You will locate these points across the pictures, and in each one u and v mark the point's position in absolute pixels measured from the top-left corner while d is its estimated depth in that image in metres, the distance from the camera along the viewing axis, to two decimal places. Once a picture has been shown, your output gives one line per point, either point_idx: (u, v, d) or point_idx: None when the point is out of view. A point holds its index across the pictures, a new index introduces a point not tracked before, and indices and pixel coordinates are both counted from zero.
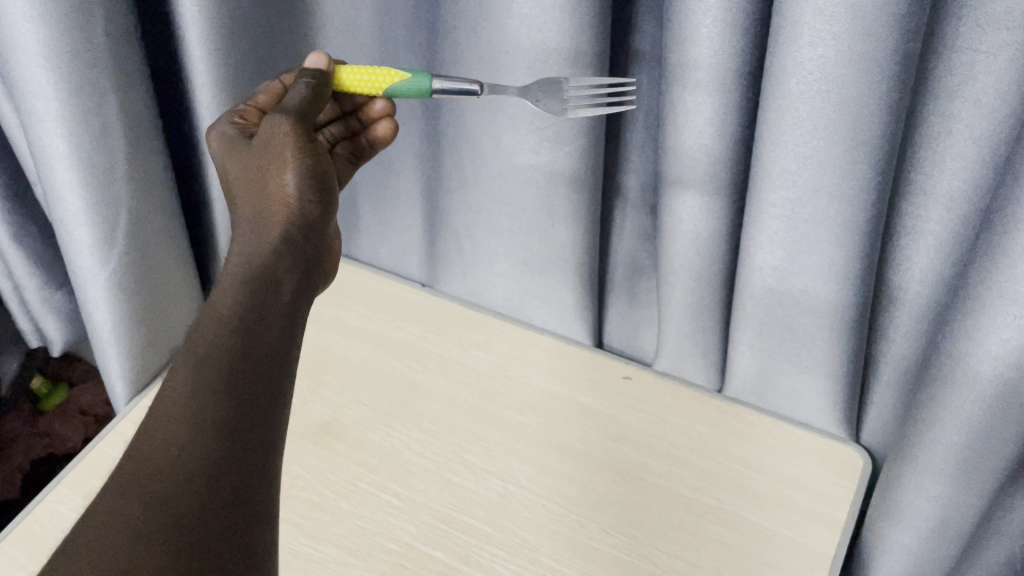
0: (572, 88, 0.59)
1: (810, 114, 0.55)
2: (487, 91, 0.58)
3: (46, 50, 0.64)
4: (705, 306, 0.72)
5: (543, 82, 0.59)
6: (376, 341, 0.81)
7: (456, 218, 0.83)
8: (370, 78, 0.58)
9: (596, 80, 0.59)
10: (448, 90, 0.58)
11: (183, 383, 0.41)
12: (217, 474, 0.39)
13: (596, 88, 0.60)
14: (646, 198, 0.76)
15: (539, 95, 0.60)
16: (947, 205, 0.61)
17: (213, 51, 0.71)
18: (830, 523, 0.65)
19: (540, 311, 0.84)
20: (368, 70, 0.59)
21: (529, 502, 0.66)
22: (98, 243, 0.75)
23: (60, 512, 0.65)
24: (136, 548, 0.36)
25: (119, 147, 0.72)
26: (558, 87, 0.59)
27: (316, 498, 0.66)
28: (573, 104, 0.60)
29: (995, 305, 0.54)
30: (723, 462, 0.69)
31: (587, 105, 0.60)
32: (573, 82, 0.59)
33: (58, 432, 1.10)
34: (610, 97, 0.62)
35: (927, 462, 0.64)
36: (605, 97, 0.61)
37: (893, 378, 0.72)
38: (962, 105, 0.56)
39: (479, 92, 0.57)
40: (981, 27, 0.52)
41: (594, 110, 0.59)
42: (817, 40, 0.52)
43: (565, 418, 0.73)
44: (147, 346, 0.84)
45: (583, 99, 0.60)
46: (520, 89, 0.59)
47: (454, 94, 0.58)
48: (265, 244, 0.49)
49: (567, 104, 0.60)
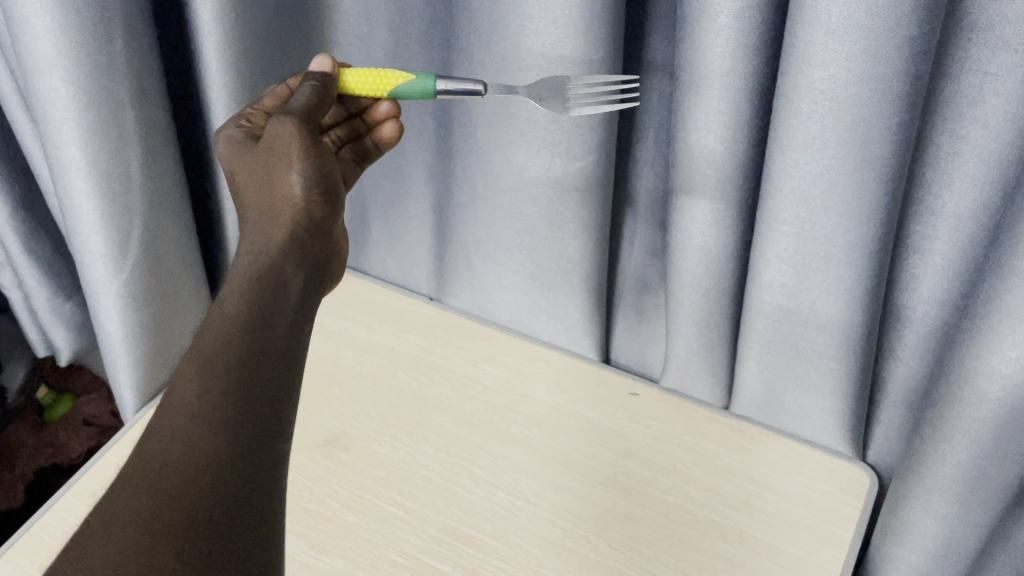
0: (574, 86, 0.60)
1: (821, 132, 0.56)
2: (491, 91, 0.59)
3: (65, 60, 0.65)
4: (713, 322, 0.73)
5: (547, 81, 0.60)
6: (385, 355, 0.81)
7: (466, 232, 0.83)
8: (373, 80, 0.59)
9: (600, 79, 0.60)
10: (451, 90, 0.58)
11: (190, 381, 0.41)
12: (225, 476, 0.39)
13: (602, 87, 0.60)
14: (655, 214, 0.76)
15: (543, 94, 0.60)
16: (954, 225, 0.61)
17: (229, 62, 0.72)
18: (836, 541, 0.65)
19: (548, 326, 0.84)
20: (371, 72, 0.59)
21: (536, 517, 0.66)
22: (111, 252, 0.75)
23: (67, 520, 0.65)
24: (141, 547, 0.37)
25: (135, 158, 0.73)
26: (561, 86, 0.60)
27: (325, 510, 0.66)
28: (577, 103, 0.60)
29: (1003, 323, 0.54)
30: (727, 478, 0.69)
31: (591, 103, 0.60)
32: (575, 80, 0.60)
33: (63, 442, 1.10)
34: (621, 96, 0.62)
35: (934, 482, 0.64)
36: (614, 96, 0.61)
37: (900, 396, 0.72)
38: (970, 125, 0.57)
39: (484, 92, 0.58)
40: (990, 49, 0.53)
41: (597, 108, 0.60)
42: (828, 59, 0.53)
43: (571, 433, 0.73)
44: (155, 357, 0.84)
45: (587, 98, 0.60)
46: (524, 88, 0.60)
47: (457, 94, 0.58)
48: (270, 242, 0.49)
49: (571, 102, 0.60)
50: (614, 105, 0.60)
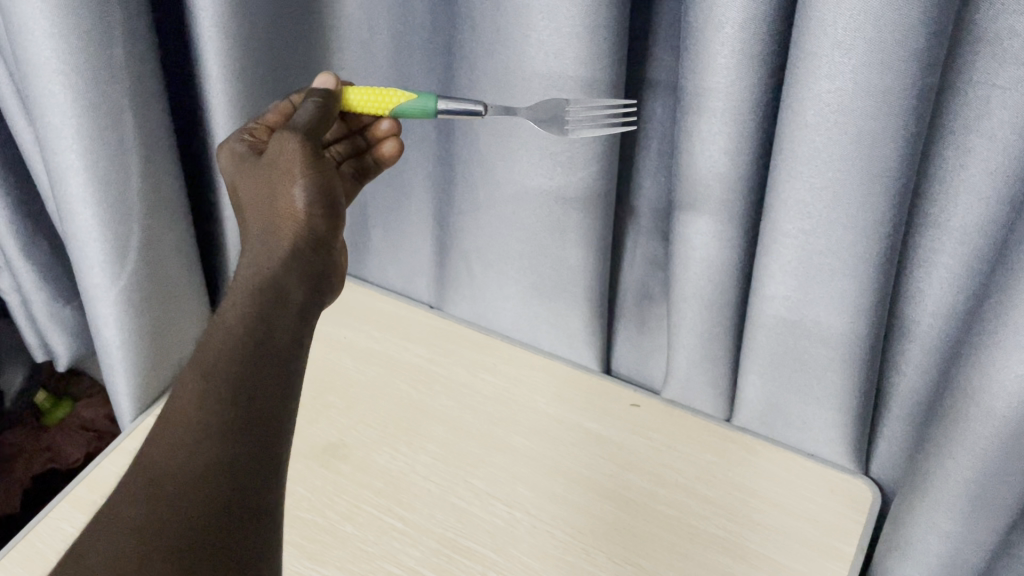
0: (572, 110, 0.60)
1: (826, 144, 0.55)
2: (489, 112, 0.58)
3: (64, 66, 0.64)
4: (716, 334, 0.72)
5: (546, 104, 0.60)
6: (385, 364, 0.81)
7: (467, 241, 0.83)
8: (375, 98, 0.59)
9: (599, 103, 0.60)
10: (453, 110, 0.58)
11: (191, 389, 0.41)
12: (224, 485, 0.39)
13: (600, 112, 0.60)
14: (658, 224, 0.76)
15: (541, 116, 0.60)
16: (960, 239, 0.60)
17: (231, 69, 0.71)
18: (839, 557, 0.64)
19: (549, 336, 0.83)
20: (373, 90, 0.59)
21: (534, 529, 0.66)
22: (109, 258, 0.75)
23: (63, 529, 0.65)
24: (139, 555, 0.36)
25: (134, 164, 0.72)
26: (559, 110, 0.60)
27: (322, 521, 0.66)
28: (575, 126, 0.60)
29: (1009, 338, 0.54)
30: (730, 492, 0.68)
31: (589, 126, 0.60)
32: (576, 104, 0.60)
33: (62, 449, 1.08)
34: (622, 122, 0.62)
35: (939, 498, 0.63)
36: (616, 120, 0.61)
37: (903, 411, 0.71)
38: (978, 139, 0.56)
39: (483, 112, 0.57)
40: (998, 62, 0.53)
41: (593, 131, 0.60)
42: (835, 72, 0.52)
43: (572, 444, 0.73)
44: (154, 364, 0.83)
45: (587, 121, 0.60)
46: (522, 110, 0.60)
47: (458, 114, 0.58)
48: (274, 256, 0.49)
49: (568, 125, 0.60)
50: (610, 129, 0.60)
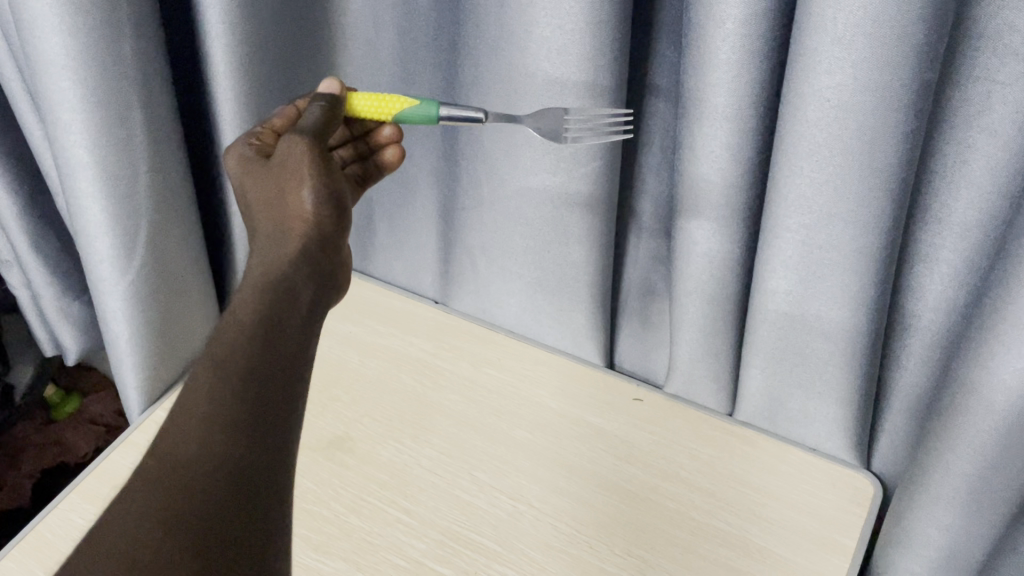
0: (574, 119, 0.61)
1: (826, 139, 0.56)
2: (492, 118, 0.59)
3: (73, 63, 0.65)
4: (718, 329, 0.73)
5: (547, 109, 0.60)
6: (390, 359, 0.81)
7: (471, 237, 0.84)
8: (378, 104, 0.60)
9: (602, 114, 0.60)
10: (455, 117, 0.59)
11: (204, 381, 0.42)
12: (235, 474, 0.39)
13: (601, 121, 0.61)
14: (660, 221, 0.77)
15: (541, 120, 0.61)
16: (961, 234, 0.61)
17: (238, 67, 0.72)
18: (840, 550, 0.64)
19: (553, 331, 0.84)
20: (378, 97, 0.60)
21: (537, 520, 0.66)
22: (117, 253, 0.75)
23: (72, 520, 0.66)
24: (153, 535, 0.37)
25: (141, 160, 0.73)
26: (559, 117, 0.61)
27: (327, 513, 0.66)
28: (574, 132, 0.61)
29: (1007, 331, 0.54)
30: (732, 486, 0.69)
31: (587, 134, 0.61)
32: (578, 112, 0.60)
33: (71, 442, 1.11)
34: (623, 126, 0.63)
35: (938, 492, 0.63)
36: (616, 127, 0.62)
37: (904, 405, 0.72)
38: (978, 135, 0.56)
39: (484, 119, 0.58)
40: (999, 57, 0.53)
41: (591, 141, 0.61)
42: (834, 67, 0.52)
43: (576, 438, 0.73)
44: (161, 359, 0.84)
45: (586, 130, 0.61)
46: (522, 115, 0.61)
47: (461, 121, 0.59)
48: (282, 256, 0.49)
49: (567, 131, 0.61)
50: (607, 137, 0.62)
